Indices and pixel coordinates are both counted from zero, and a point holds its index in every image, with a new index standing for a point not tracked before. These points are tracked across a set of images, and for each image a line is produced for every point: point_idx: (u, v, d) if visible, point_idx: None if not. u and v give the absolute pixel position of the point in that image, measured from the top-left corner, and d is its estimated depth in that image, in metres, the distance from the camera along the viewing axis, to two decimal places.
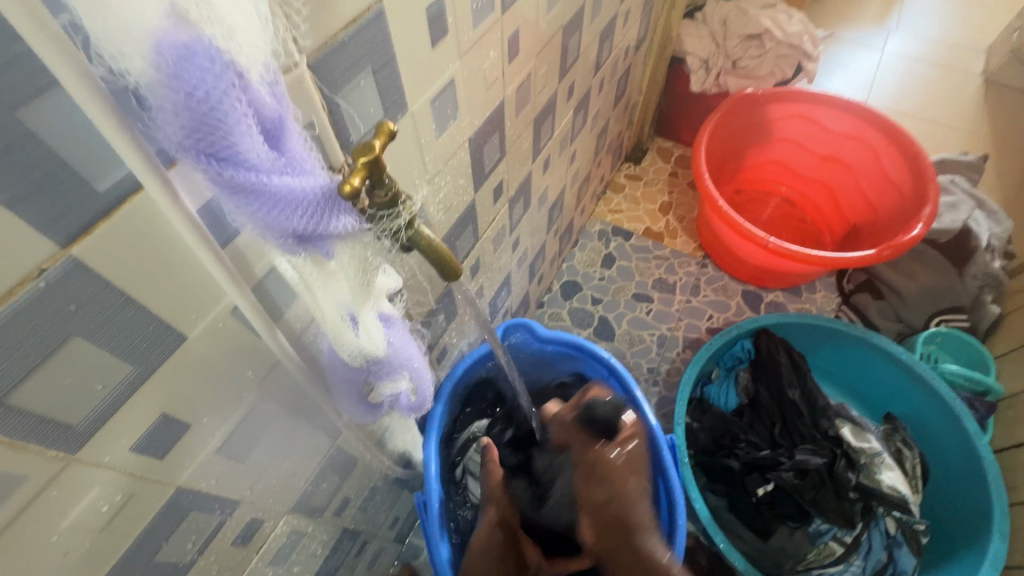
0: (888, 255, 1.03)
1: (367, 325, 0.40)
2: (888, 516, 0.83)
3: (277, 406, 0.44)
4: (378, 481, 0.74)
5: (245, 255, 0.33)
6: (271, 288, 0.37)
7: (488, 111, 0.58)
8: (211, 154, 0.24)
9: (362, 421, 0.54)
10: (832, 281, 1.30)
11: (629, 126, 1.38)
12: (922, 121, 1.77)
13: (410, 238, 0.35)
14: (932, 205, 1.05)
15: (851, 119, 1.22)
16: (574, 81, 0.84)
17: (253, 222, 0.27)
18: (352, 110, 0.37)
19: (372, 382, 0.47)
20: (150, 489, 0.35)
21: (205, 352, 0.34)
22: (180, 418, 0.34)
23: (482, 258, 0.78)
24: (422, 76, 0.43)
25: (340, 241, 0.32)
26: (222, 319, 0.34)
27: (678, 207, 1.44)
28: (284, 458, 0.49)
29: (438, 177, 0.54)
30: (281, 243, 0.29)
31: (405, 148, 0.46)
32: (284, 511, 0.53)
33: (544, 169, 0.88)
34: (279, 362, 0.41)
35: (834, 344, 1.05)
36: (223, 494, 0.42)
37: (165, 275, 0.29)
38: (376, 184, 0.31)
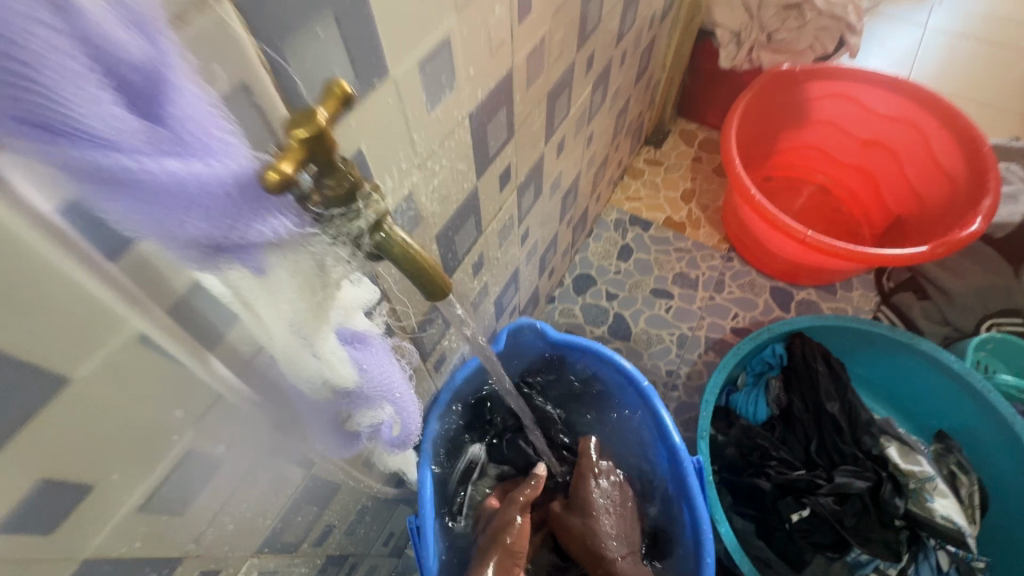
0: (941, 252, 0.92)
1: (330, 351, 0.31)
2: (940, 550, 0.74)
3: (226, 444, 0.36)
4: (368, 502, 0.67)
5: (151, 266, 0.24)
6: (200, 305, 0.28)
7: (494, 81, 0.49)
8: (35, 128, 0.15)
9: (338, 452, 0.45)
10: (870, 278, 1.19)
11: (650, 106, 1.27)
12: (968, 104, 1.63)
13: (380, 242, 0.28)
14: (993, 196, 0.93)
15: (899, 100, 1.10)
16: (593, 52, 0.74)
17: (136, 225, 0.19)
18: (307, 69, 0.28)
19: (347, 412, 0.39)
20: (39, 570, 0.26)
21: (104, 395, 0.25)
22: (75, 480, 0.26)
23: (486, 254, 0.69)
24: (407, 30, 0.34)
25: (274, 247, 0.23)
26: (125, 352, 0.25)
27: (701, 195, 1.33)
28: (243, 499, 0.41)
29: (431, 161, 0.44)
30: (186, 253, 0.21)
31: (389, 124, 0.37)
32: (249, 555, 0.45)
33: (557, 152, 0.78)
34: (223, 395, 0.32)
35: (877, 351, 0.95)
36: (158, 553, 0.34)
37: (18, 298, 0.20)
38: (325, 171, 0.23)
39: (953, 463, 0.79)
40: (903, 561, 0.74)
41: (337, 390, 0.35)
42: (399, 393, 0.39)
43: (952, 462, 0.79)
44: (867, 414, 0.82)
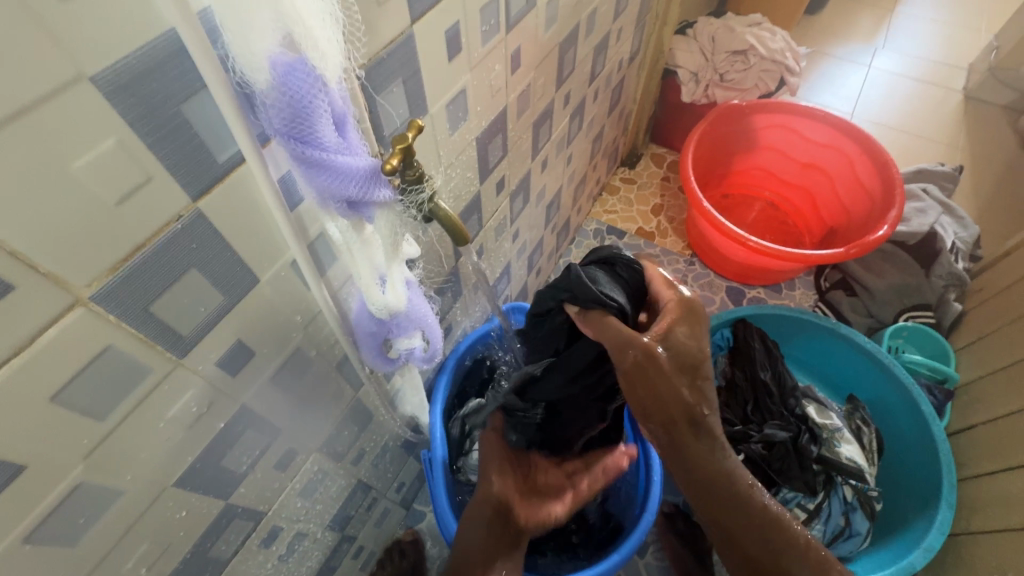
0: (855, 253, 1.12)
1: (393, 283, 0.50)
2: (846, 485, 0.93)
3: (314, 351, 0.54)
4: (389, 439, 0.84)
5: (304, 218, 0.43)
6: (319, 248, 0.47)
7: (494, 115, 0.69)
8: (299, 137, 0.34)
9: (382, 371, 0.63)
10: (810, 280, 1.40)
11: (624, 133, 1.49)
12: (903, 134, 1.87)
13: (430, 211, 0.45)
14: (897, 208, 1.15)
15: (827, 130, 1.32)
16: (570, 90, 0.94)
17: (320, 188, 0.38)
18: (387, 110, 0.47)
19: (390, 338, 0.57)
20: (223, 401, 0.44)
21: (269, 294, 0.44)
22: (248, 345, 0.44)
23: (485, 245, 0.88)
24: (441, 85, 0.54)
25: (379, 208, 0.42)
26: (283, 269, 0.44)
27: (669, 209, 1.54)
28: (318, 399, 0.59)
29: (450, 169, 0.64)
30: (336, 206, 0.40)
31: (426, 143, 0.56)
32: (314, 449, 0.63)
33: (542, 168, 0.98)
34: (320, 312, 0.51)
35: (808, 335, 1.14)
36: (271, 420, 0.52)
37: (251, 228, 0.39)
38: (407, 166, 0.40)
39: (858, 418, 1.01)
40: (818, 496, 0.93)
41: (390, 312, 0.52)
42: (429, 322, 0.58)
43: (858, 418, 1.01)
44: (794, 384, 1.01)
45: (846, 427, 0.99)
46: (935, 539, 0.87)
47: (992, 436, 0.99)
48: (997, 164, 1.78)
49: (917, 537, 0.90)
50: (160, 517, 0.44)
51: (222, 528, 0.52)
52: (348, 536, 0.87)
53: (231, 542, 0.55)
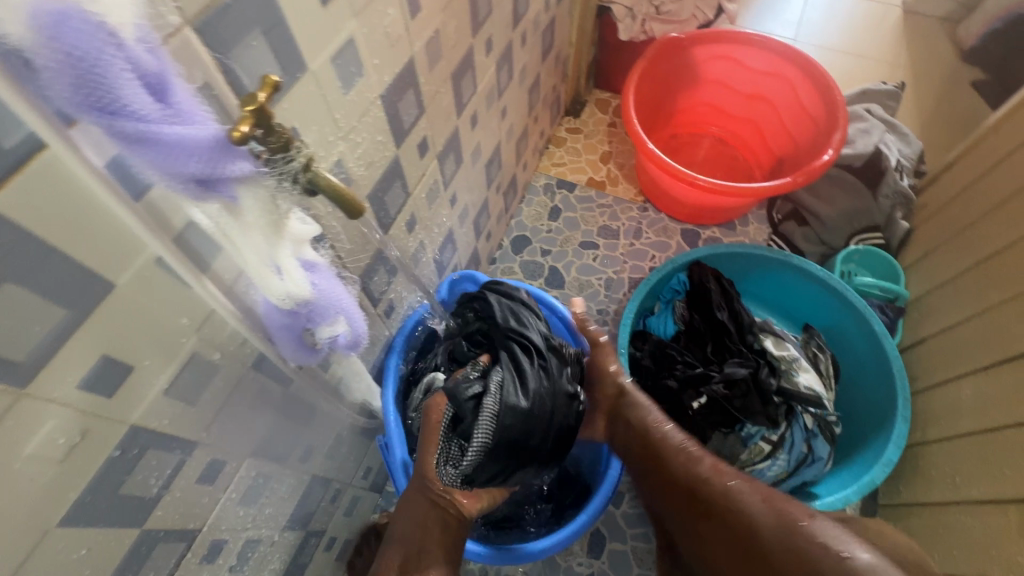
0: (803, 181, 1.11)
1: (291, 270, 0.44)
2: (806, 414, 0.94)
3: (219, 354, 0.49)
4: (342, 430, 0.81)
5: (160, 208, 0.37)
6: (193, 239, 0.41)
7: (399, 68, 0.61)
8: (102, 109, 0.27)
9: (306, 363, 0.58)
10: (763, 213, 1.39)
11: (564, 80, 1.41)
12: (846, 55, 1.84)
13: (310, 182, 0.39)
14: (841, 132, 1.13)
15: (769, 57, 1.27)
16: (491, 36, 0.86)
17: (155, 169, 0.31)
18: (247, 69, 0.40)
19: (310, 328, 0.52)
20: (104, 426, 0.39)
21: (135, 299, 0.38)
22: (122, 360, 0.39)
23: (418, 214, 0.82)
24: (319, 36, 0.46)
25: (241, 185, 0.36)
26: (148, 269, 0.38)
27: (618, 156, 1.49)
28: (237, 403, 0.54)
29: (353, 134, 0.57)
30: (184, 188, 0.33)
31: (314, 106, 0.49)
32: (246, 455, 0.59)
33: (472, 125, 0.91)
34: (214, 311, 0.45)
35: (762, 269, 1.13)
36: (179, 435, 0.47)
37: (84, 227, 0.32)
38: (268, 132, 0.35)
39: (814, 346, 1.03)
40: (781, 427, 0.94)
41: (296, 301, 0.47)
42: (347, 305, 0.53)
43: (813, 346, 1.03)
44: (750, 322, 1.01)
45: (803, 356, 1.00)
46: (892, 453, 0.90)
47: (940, 349, 1.01)
48: (937, 78, 1.78)
49: (876, 453, 0.92)
50: (53, 561, 0.39)
51: (143, 556, 0.48)
52: (314, 531, 0.84)
53: (161, 567, 0.51)
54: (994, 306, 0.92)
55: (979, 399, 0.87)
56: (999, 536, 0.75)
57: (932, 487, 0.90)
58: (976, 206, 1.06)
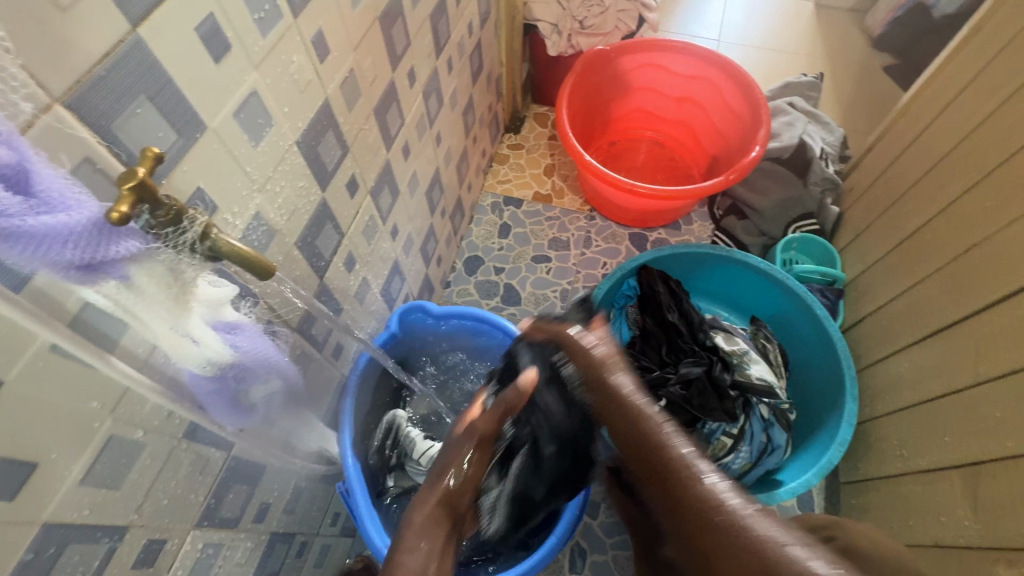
0: (735, 177, 1.15)
1: (205, 338, 0.42)
2: (762, 404, 0.97)
3: (142, 431, 0.46)
4: (300, 481, 0.78)
5: (48, 293, 0.35)
6: (93, 319, 0.39)
7: (314, 112, 0.61)
8: None
9: (246, 425, 0.57)
10: (705, 211, 1.43)
11: (499, 98, 1.43)
12: (768, 52, 1.93)
13: (212, 248, 0.38)
14: (765, 127, 1.18)
15: (691, 61, 1.32)
16: (413, 66, 0.86)
17: (26, 260, 0.29)
18: (136, 137, 0.39)
19: (242, 388, 0.51)
20: (10, 529, 0.36)
21: (31, 392, 0.36)
22: (23, 457, 0.36)
23: (356, 252, 0.80)
24: (215, 92, 0.45)
25: (131, 263, 0.34)
26: (42, 358, 0.36)
27: (561, 167, 1.51)
28: (172, 476, 0.51)
29: (270, 184, 0.56)
30: (65, 275, 0.31)
31: (220, 164, 0.48)
32: (190, 528, 0.56)
33: (404, 155, 0.90)
34: (130, 389, 0.43)
35: (707, 266, 1.16)
36: (105, 522, 0.44)
37: None
38: (154, 206, 0.33)
39: (763, 337, 1.06)
40: (740, 420, 0.96)
41: (218, 367, 0.45)
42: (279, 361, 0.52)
43: (762, 337, 1.06)
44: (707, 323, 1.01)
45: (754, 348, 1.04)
46: (845, 433, 0.93)
47: (877, 326, 1.06)
48: (852, 66, 1.88)
49: (830, 435, 0.95)
50: None
51: None
52: None
53: None
54: (919, 281, 0.97)
55: (917, 371, 0.92)
56: (948, 501, 0.79)
57: (884, 461, 0.94)
58: (896, 186, 1.11)
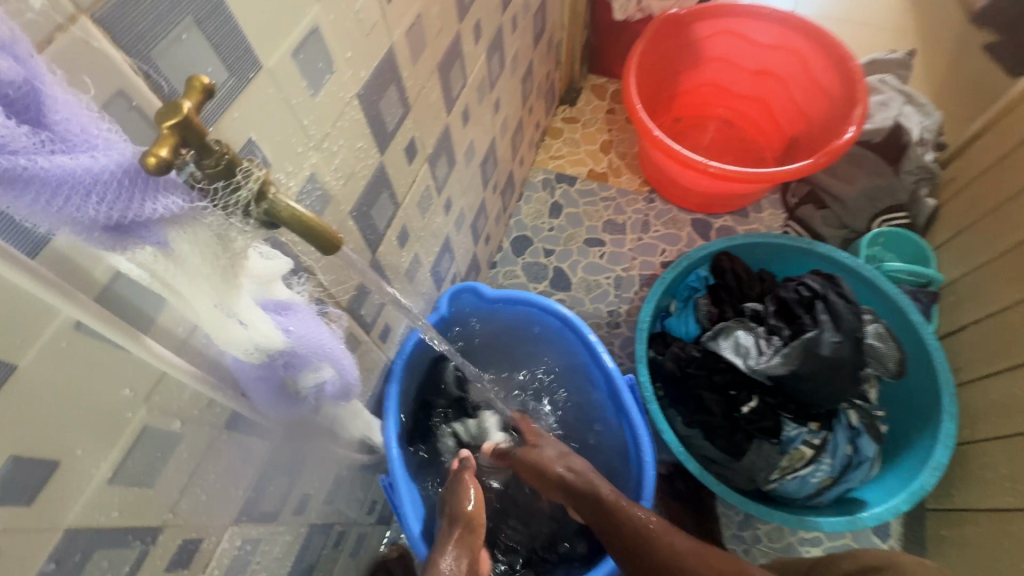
0: (824, 161, 1.02)
1: (254, 319, 0.35)
2: (850, 410, 0.88)
3: (180, 421, 0.40)
4: (341, 470, 0.73)
5: (72, 259, 0.28)
6: (125, 293, 0.32)
7: (377, 60, 0.52)
8: None
9: (293, 415, 0.50)
10: (777, 198, 1.30)
11: (557, 66, 1.32)
12: (851, 24, 1.75)
13: (268, 214, 0.30)
14: (862, 105, 1.04)
15: (776, 29, 1.19)
16: (478, 20, 0.76)
17: (38, 216, 0.22)
18: (182, 70, 0.32)
19: (290, 376, 0.44)
20: (27, 538, 0.31)
21: (52, 377, 0.29)
22: (41, 455, 0.30)
23: (409, 225, 0.73)
24: (273, 23, 0.37)
25: (171, 225, 0.27)
26: (65, 338, 0.29)
27: (619, 144, 1.40)
28: (211, 470, 0.45)
29: (327, 142, 0.48)
30: (88, 237, 0.24)
31: (275, 113, 0.40)
32: (228, 524, 0.50)
33: (463, 121, 0.82)
34: (166, 374, 0.37)
35: (784, 259, 1.04)
36: (137, 524, 0.39)
37: None
38: (201, 152, 0.26)
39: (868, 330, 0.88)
40: (823, 430, 0.87)
41: (267, 353, 0.39)
42: (332, 348, 0.44)
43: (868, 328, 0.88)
44: (819, 340, 0.82)
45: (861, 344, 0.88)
46: (941, 455, 0.82)
47: (981, 337, 0.94)
48: (948, 42, 1.69)
49: (924, 456, 0.84)
50: None
51: None
52: None
53: None
54: None
55: None
56: None
57: (983, 492, 0.83)
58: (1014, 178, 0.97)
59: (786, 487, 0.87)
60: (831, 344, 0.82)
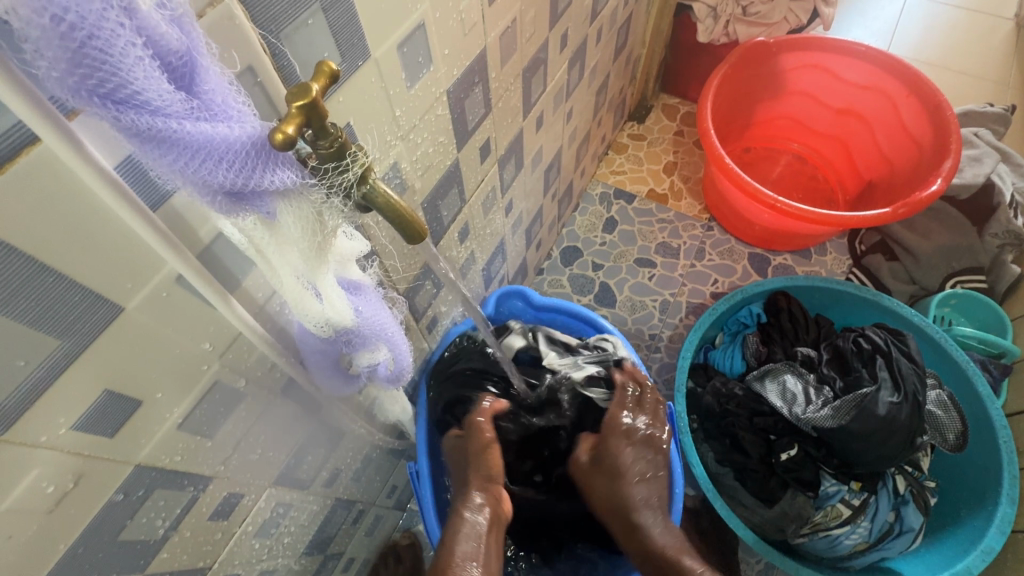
0: (903, 213, 0.97)
1: (329, 293, 0.37)
2: (897, 475, 0.83)
3: (243, 380, 0.42)
4: (372, 450, 0.74)
5: (185, 218, 0.30)
6: (223, 254, 0.34)
7: (469, 60, 0.53)
8: (103, 97, 0.20)
9: (342, 393, 0.52)
10: (843, 243, 1.26)
11: (632, 82, 1.31)
12: (947, 72, 1.66)
13: (364, 197, 0.31)
14: (953, 158, 0.99)
15: (868, 69, 1.14)
16: (566, 30, 0.77)
17: (175, 175, 0.24)
18: (301, 53, 0.33)
19: (348, 352, 0.45)
20: (102, 467, 0.33)
21: (148, 321, 0.31)
22: (127, 393, 0.32)
23: (471, 222, 0.74)
24: (386, 16, 0.39)
25: (281, 198, 0.28)
26: (165, 288, 0.31)
27: (683, 167, 1.38)
28: (261, 431, 0.47)
29: (413, 133, 0.50)
30: (211, 201, 0.26)
31: (372, 100, 0.42)
32: (266, 485, 0.52)
33: (536, 127, 0.82)
34: (241, 334, 0.38)
35: (844, 307, 1.00)
36: (192, 471, 0.41)
37: (89, 235, 0.26)
38: (319, 133, 0.27)
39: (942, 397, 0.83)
40: (864, 492, 0.83)
41: (335, 329, 0.40)
42: (392, 332, 0.45)
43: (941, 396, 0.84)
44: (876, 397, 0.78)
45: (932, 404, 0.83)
46: (993, 539, 0.76)
47: None
48: None
49: (973, 538, 0.78)
50: None
51: None
52: (332, 554, 0.78)
53: None
54: None
55: None
56: None
57: None
58: None
59: (816, 545, 0.83)
60: (888, 404, 0.78)
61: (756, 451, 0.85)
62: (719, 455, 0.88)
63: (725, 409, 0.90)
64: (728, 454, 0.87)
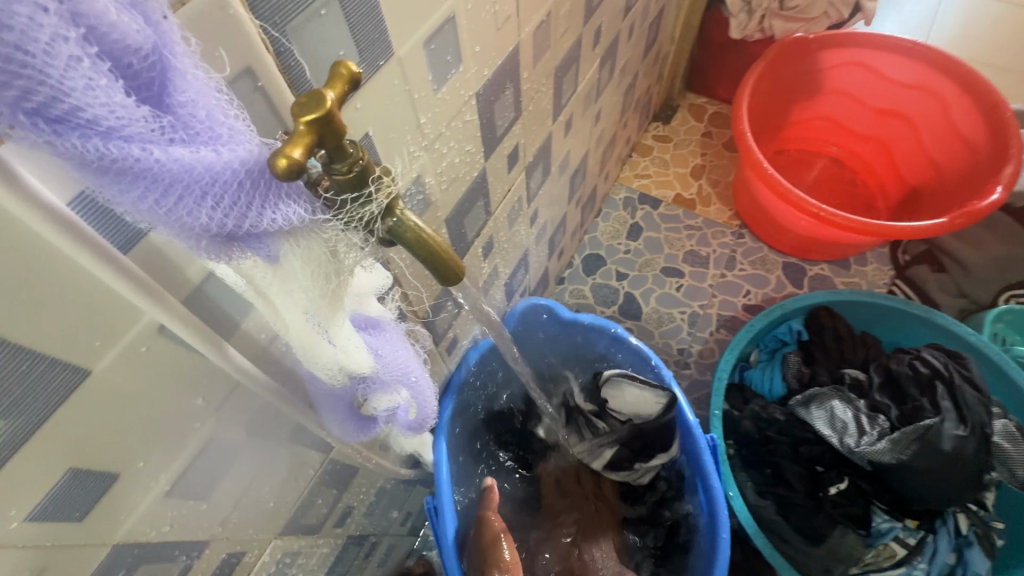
0: (960, 224, 0.89)
1: (345, 339, 0.31)
2: (959, 513, 0.75)
3: (244, 433, 0.36)
4: (386, 483, 0.68)
5: (166, 256, 0.24)
6: (215, 295, 0.28)
7: (501, 58, 0.47)
8: (31, 115, 0.14)
9: (355, 437, 0.46)
10: (884, 252, 1.18)
11: (659, 80, 1.24)
12: (990, 69, 1.57)
13: (390, 231, 0.26)
14: (1014, 164, 0.91)
15: (916, 66, 1.06)
16: (600, 25, 0.70)
17: (143, 216, 0.18)
18: (311, 49, 0.27)
19: (363, 397, 0.39)
20: (71, 554, 0.27)
21: (126, 382, 0.26)
22: (100, 467, 0.26)
23: (496, 236, 0.68)
24: (413, 6, 0.32)
25: (286, 237, 0.22)
26: (144, 342, 0.25)
27: (711, 170, 1.30)
28: (265, 483, 0.41)
29: (439, 142, 0.43)
30: (194, 244, 0.20)
31: (394, 106, 0.36)
32: (271, 538, 0.46)
33: (565, 131, 0.76)
34: (241, 383, 0.33)
35: (893, 325, 0.92)
36: (185, 538, 0.35)
37: (40, 288, 0.20)
38: (334, 155, 0.21)
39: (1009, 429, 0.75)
40: (920, 530, 0.76)
41: (350, 376, 0.34)
42: (417, 376, 0.39)
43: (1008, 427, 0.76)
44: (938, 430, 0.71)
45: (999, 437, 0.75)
46: None
47: None
48: None
49: None
50: None
51: None
52: None
53: None
54: None
55: None
56: None
57: None
58: None
59: None
60: (953, 438, 0.70)
61: (801, 484, 0.79)
62: (759, 486, 0.81)
63: (766, 436, 0.83)
64: (770, 486, 0.81)
